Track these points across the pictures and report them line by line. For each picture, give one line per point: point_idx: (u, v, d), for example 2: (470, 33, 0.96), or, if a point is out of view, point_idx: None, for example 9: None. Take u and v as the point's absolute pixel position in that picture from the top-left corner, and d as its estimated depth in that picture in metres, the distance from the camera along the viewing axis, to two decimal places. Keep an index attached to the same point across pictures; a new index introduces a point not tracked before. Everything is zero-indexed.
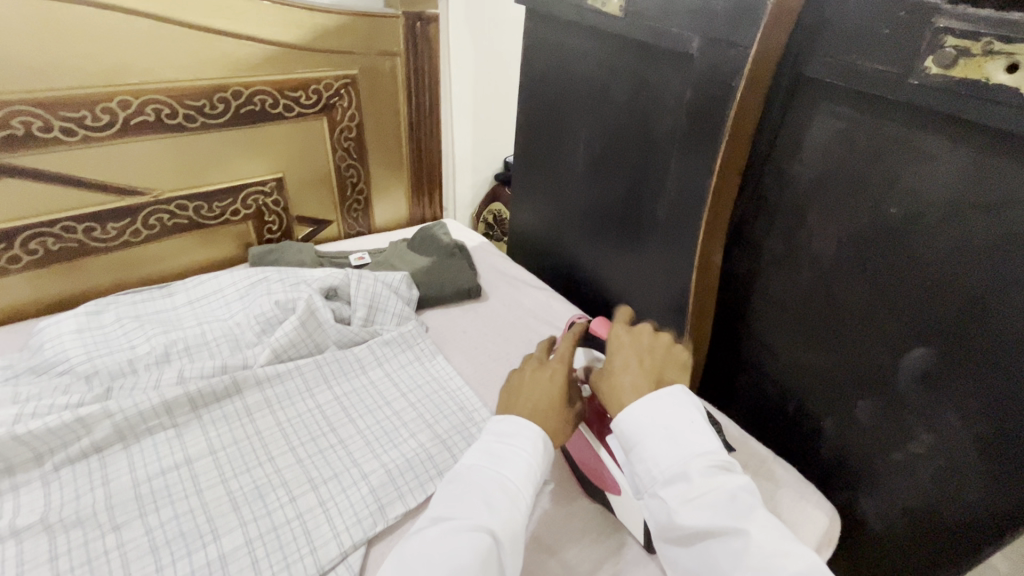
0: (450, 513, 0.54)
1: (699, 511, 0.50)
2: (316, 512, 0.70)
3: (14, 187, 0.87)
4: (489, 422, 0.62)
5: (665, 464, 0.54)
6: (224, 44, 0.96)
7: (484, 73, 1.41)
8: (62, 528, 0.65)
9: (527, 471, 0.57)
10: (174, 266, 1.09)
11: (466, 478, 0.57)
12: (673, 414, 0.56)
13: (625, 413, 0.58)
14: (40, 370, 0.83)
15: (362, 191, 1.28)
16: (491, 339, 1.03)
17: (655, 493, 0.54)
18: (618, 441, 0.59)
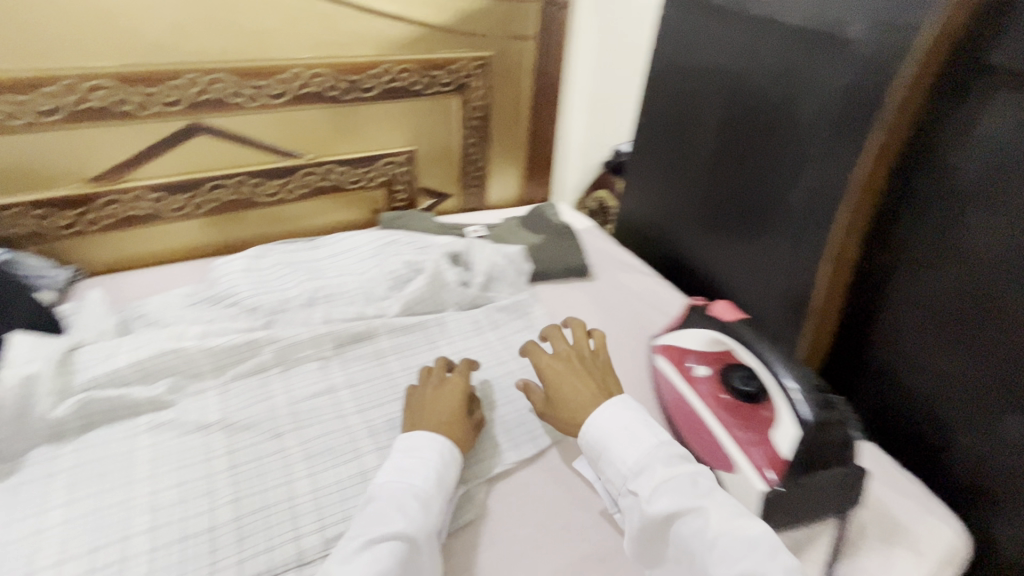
0: (383, 517, 0.58)
1: (666, 494, 0.58)
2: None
3: (206, 143, 1.01)
4: (397, 439, 0.69)
5: (630, 459, 0.62)
6: (381, 23, 1.05)
7: (607, 59, 1.42)
8: (236, 429, 0.77)
9: (432, 481, 0.64)
10: (315, 223, 1.22)
11: (391, 488, 0.62)
12: (631, 417, 0.66)
13: (591, 421, 0.67)
14: (214, 300, 0.97)
15: (481, 169, 1.35)
16: (598, 316, 1.06)
17: (626, 490, 0.61)
18: (589, 452, 0.67)
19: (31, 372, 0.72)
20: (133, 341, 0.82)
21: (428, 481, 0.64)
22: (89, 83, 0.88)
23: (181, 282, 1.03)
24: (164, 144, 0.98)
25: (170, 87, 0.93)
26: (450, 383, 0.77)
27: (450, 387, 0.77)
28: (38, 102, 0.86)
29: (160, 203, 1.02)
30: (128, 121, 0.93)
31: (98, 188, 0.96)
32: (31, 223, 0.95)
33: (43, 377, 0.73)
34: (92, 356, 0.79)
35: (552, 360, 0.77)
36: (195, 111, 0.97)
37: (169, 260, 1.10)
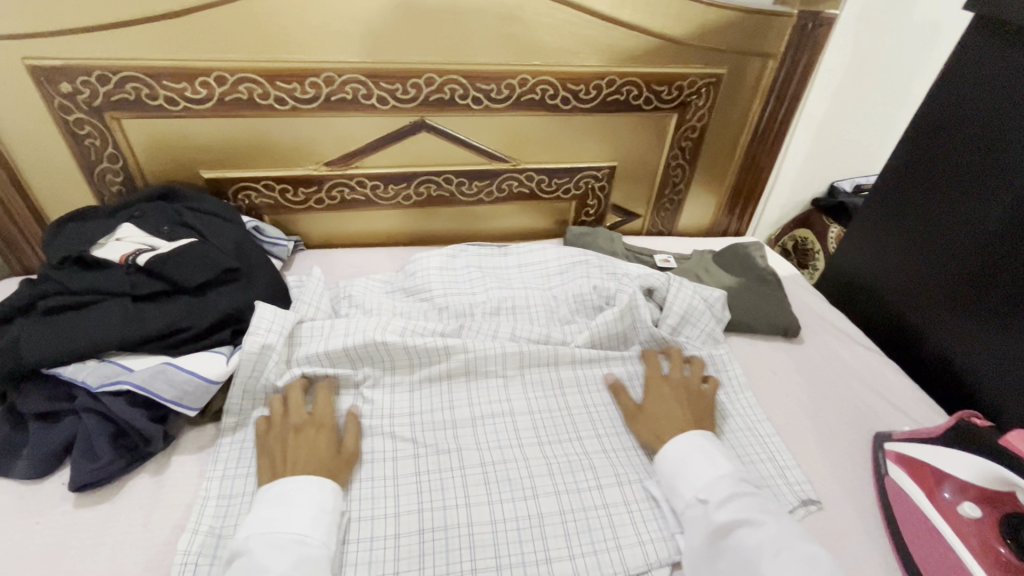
0: (263, 567, 0.57)
1: (734, 507, 0.66)
2: (621, 511, 0.71)
3: (426, 140, 1.04)
4: (263, 491, 0.66)
5: (705, 475, 0.70)
6: (619, 33, 0.98)
7: (854, 84, 1.22)
8: (423, 433, 0.79)
9: (311, 521, 0.62)
10: (502, 225, 1.22)
11: (271, 536, 0.60)
12: (707, 443, 0.74)
13: (670, 443, 0.74)
14: (410, 293, 1.01)
15: (680, 192, 1.25)
16: (807, 390, 0.91)
17: (695, 500, 0.68)
18: (661, 469, 0.73)
19: (268, 343, 0.78)
20: (345, 323, 0.85)
21: (311, 521, 0.63)
22: (343, 76, 0.93)
23: (381, 268, 1.08)
24: (391, 138, 1.02)
25: (410, 85, 0.96)
26: (308, 429, 0.72)
27: (313, 428, 0.72)
28: (300, 90, 0.93)
29: (375, 190, 1.08)
30: (367, 114, 0.98)
31: (327, 172, 1.04)
32: (272, 195, 1.05)
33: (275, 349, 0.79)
34: (310, 334, 0.84)
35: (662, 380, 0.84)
36: (424, 109, 1.00)
37: (371, 242, 1.18)
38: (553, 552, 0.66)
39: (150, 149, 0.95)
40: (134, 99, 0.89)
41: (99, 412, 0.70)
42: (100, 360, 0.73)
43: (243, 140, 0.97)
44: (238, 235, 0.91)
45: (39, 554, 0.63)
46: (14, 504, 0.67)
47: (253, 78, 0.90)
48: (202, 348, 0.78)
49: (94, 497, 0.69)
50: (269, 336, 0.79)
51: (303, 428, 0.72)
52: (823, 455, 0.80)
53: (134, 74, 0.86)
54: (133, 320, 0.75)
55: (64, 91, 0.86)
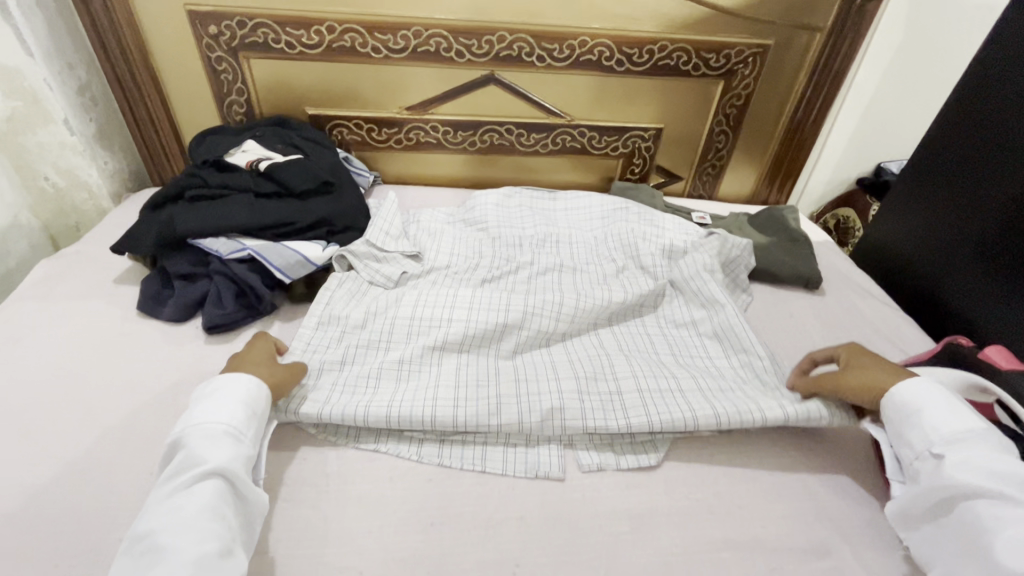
0: (200, 459, 0.61)
1: (978, 472, 0.61)
2: (633, 396, 0.80)
3: (493, 93, 1.19)
4: (198, 395, 0.69)
5: (952, 431, 0.65)
6: (673, 3, 1.09)
7: (905, 61, 1.26)
8: None
9: (241, 416, 0.67)
10: (552, 177, 1.35)
11: (202, 430, 0.64)
12: (956, 400, 0.69)
13: (897, 390, 0.71)
14: (469, 222, 1.17)
15: (722, 158, 1.34)
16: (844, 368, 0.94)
17: (928, 455, 0.66)
18: (892, 413, 0.71)
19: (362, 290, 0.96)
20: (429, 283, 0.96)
21: (244, 419, 0.67)
22: (429, 31, 1.09)
23: (446, 203, 1.25)
24: (464, 89, 1.18)
25: (484, 41, 1.11)
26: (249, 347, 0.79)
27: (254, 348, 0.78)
28: (393, 41, 1.10)
29: (445, 136, 1.25)
30: (447, 66, 1.14)
31: (408, 116, 1.21)
32: (360, 133, 1.23)
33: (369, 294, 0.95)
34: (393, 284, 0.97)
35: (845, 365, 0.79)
36: (494, 64, 1.15)
37: (437, 183, 1.35)
38: (567, 405, 0.76)
39: (268, 85, 1.15)
40: (262, 42, 1.09)
41: (226, 274, 0.89)
42: (228, 237, 0.93)
43: (342, 83, 1.16)
44: (335, 159, 1.10)
45: (182, 373, 0.83)
46: (163, 339, 0.88)
47: (356, 29, 1.08)
48: (295, 240, 0.96)
49: (219, 338, 0.88)
50: (320, 318, 0.88)
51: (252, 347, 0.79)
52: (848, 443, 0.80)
53: (265, 21, 1.06)
54: (254, 210, 0.94)
55: (211, 33, 1.07)
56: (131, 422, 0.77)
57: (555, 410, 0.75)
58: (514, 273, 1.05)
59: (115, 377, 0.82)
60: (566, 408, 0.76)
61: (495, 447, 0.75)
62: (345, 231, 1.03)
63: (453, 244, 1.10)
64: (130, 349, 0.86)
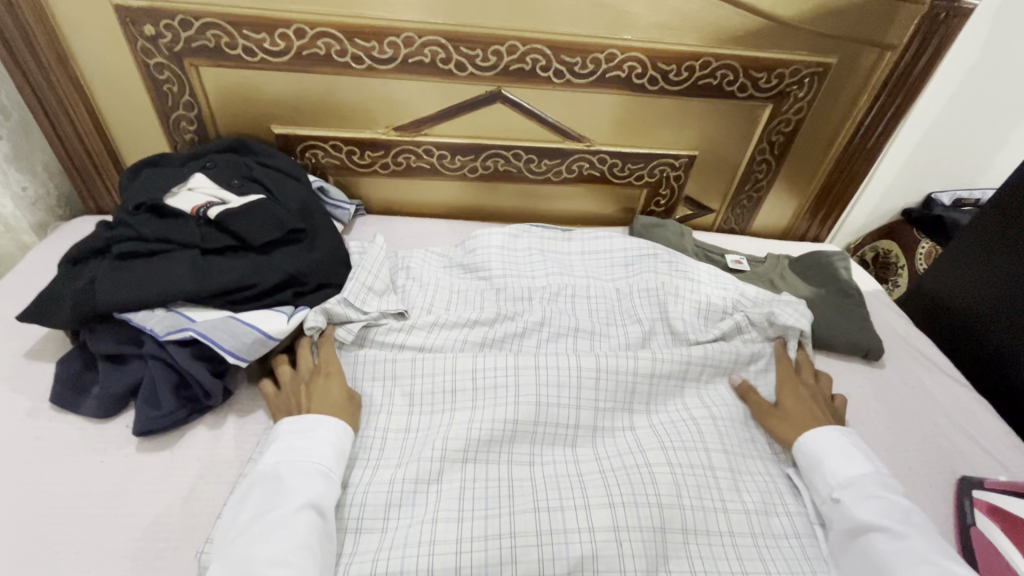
0: (295, 493, 0.59)
1: (871, 508, 0.66)
2: (676, 538, 0.66)
3: (500, 113, 0.99)
4: (285, 423, 0.67)
5: (846, 472, 0.70)
6: (723, 10, 0.89)
7: (978, 85, 1.08)
8: None
9: (333, 454, 0.64)
10: (565, 207, 1.16)
11: (298, 464, 0.62)
12: (847, 440, 0.74)
13: (811, 435, 0.75)
14: (467, 269, 0.99)
15: (760, 190, 1.16)
16: (924, 462, 0.79)
17: (830, 497, 0.70)
18: (802, 457, 0.75)
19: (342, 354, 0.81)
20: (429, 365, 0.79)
21: (334, 457, 0.64)
22: (423, 37, 0.88)
23: (441, 241, 1.06)
24: (464, 107, 0.98)
25: (491, 51, 0.91)
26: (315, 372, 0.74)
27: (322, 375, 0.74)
28: (379, 49, 0.89)
29: (440, 160, 1.05)
30: (445, 80, 0.94)
31: (395, 137, 1.00)
32: (338, 156, 1.03)
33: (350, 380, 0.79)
34: (377, 367, 0.79)
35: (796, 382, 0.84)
36: (502, 79, 0.94)
37: (430, 212, 1.15)
38: (602, 547, 0.62)
39: (223, 99, 0.94)
40: (213, 47, 0.87)
41: (163, 359, 0.71)
42: (167, 309, 0.73)
43: (316, 98, 0.95)
44: (305, 196, 0.90)
45: (103, 495, 0.64)
46: (81, 441, 0.69)
47: (333, 33, 0.87)
48: (250, 309, 0.76)
49: (156, 443, 0.70)
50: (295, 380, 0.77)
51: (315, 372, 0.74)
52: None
53: (216, 21, 0.84)
54: (200, 272, 0.75)
55: (147, 34, 0.85)
56: (30, 573, 0.57)
57: (586, 561, 0.61)
58: (522, 338, 0.87)
59: (13, 500, 0.63)
60: (600, 556, 0.62)
61: None
62: (320, 289, 0.84)
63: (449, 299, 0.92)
64: (37, 457, 0.67)
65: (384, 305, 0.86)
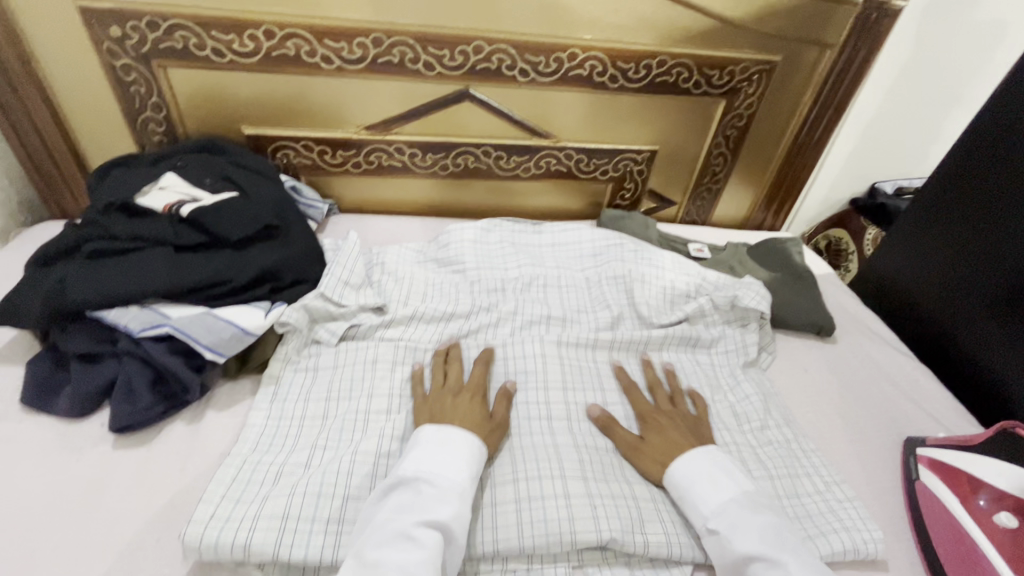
0: (426, 509, 0.59)
1: (748, 535, 0.62)
2: (648, 505, 0.70)
3: (469, 111, 1.03)
4: (429, 431, 0.68)
5: (717, 498, 0.66)
6: (676, 12, 0.95)
7: (910, 81, 1.17)
8: None
9: (467, 474, 0.64)
10: (536, 203, 1.20)
11: (433, 479, 0.62)
12: (712, 461, 0.70)
13: (679, 460, 0.70)
14: (442, 262, 1.01)
15: (718, 182, 1.23)
16: (873, 426, 0.85)
17: (706, 529, 0.65)
18: (675, 486, 0.70)
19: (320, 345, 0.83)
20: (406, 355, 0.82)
21: (466, 475, 0.64)
22: (392, 37, 0.91)
23: (415, 237, 1.08)
24: (433, 106, 1.01)
25: (458, 51, 0.94)
26: (464, 391, 0.76)
27: (463, 397, 0.75)
28: (348, 50, 0.92)
29: (412, 158, 1.07)
30: (414, 79, 0.97)
31: (367, 136, 1.03)
32: (310, 156, 1.04)
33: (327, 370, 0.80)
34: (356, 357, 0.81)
35: (655, 411, 0.79)
36: (470, 78, 0.98)
37: (403, 211, 1.17)
38: (577, 512, 0.66)
39: (193, 100, 0.94)
40: (182, 48, 0.88)
41: (139, 356, 0.71)
42: (141, 307, 0.73)
43: (287, 98, 0.96)
44: (278, 195, 0.91)
45: (78, 490, 0.64)
46: (54, 439, 0.69)
47: (302, 34, 0.89)
48: (226, 305, 0.77)
49: (134, 441, 0.69)
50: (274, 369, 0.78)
51: (459, 394, 0.75)
52: (879, 521, 0.72)
53: (184, 22, 0.85)
54: (174, 269, 0.75)
55: (114, 35, 0.86)
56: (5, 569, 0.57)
57: (563, 529, 0.64)
58: (496, 326, 0.91)
59: None
60: (576, 523, 0.65)
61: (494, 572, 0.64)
62: (296, 284, 0.85)
63: (424, 291, 0.94)
64: (8, 457, 0.66)
65: (362, 299, 0.88)
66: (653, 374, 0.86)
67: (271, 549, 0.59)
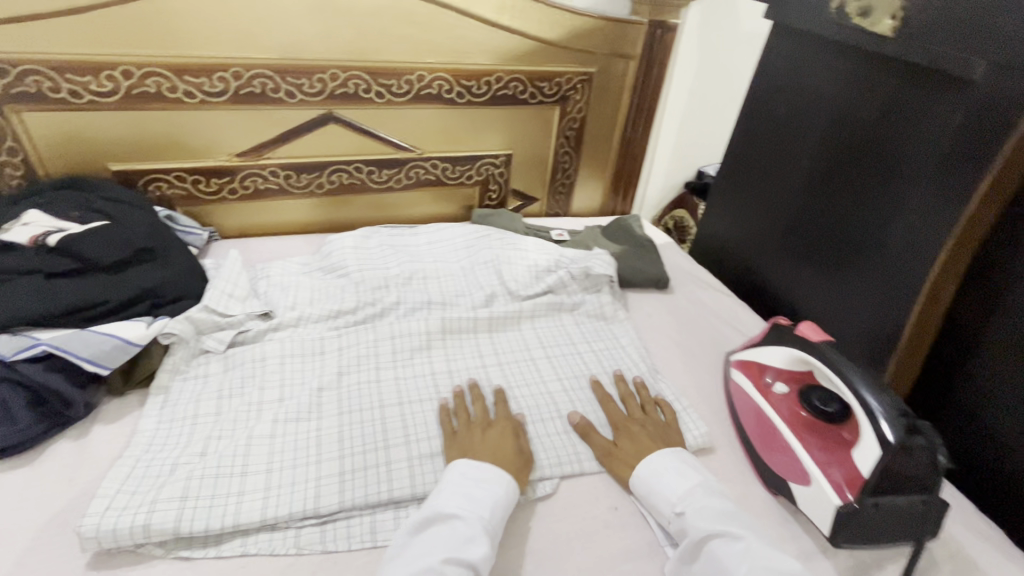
0: (457, 546, 0.59)
1: (707, 516, 0.65)
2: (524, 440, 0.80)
3: (334, 132, 1.14)
4: (464, 466, 0.69)
5: (679, 487, 0.69)
6: (501, 36, 1.15)
7: (702, 82, 1.45)
8: (352, 372, 0.88)
9: (495, 518, 0.64)
10: (413, 212, 1.32)
11: (459, 514, 0.62)
12: (674, 460, 0.73)
13: (650, 458, 0.74)
14: (327, 269, 1.09)
15: (569, 178, 1.42)
16: (702, 349, 1.04)
17: (671, 513, 0.68)
18: (638, 483, 0.72)
19: (210, 352, 0.88)
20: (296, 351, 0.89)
21: (494, 516, 0.64)
22: (250, 70, 1.01)
23: (298, 251, 1.15)
24: (300, 129, 1.11)
25: (315, 80, 1.06)
26: (499, 425, 0.77)
27: (498, 430, 0.77)
28: (209, 84, 1.00)
29: (287, 180, 1.16)
30: (278, 106, 1.07)
31: (239, 163, 1.10)
32: (183, 186, 1.09)
33: (219, 373, 0.85)
34: (245, 357, 0.87)
35: (627, 420, 0.82)
36: (331, 103, 1.09)
37: (286, 232, 1.24)
38: None
39: (53, 142, 0.97)
40: (37, 92, 0.92)
41: (12, 380, 0.72)
42: (11, 334, 0.75)
43: (154, 133, 1.02)
44: (152, 221, 0.95)
45: None
46: None
47: (161, 72, 0.97)
48: (104, 323, 0.80)
49: (14, 462, 0.70)
50: (165, 379, 0.82)
51: (491, 427, 0.77)
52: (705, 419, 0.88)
53: (37, 67, 0.90)
54: (47, 294, 0.78)
55: None
56: None
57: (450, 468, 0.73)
58: (381, 316, 1.00)
59: None
60: None
61: (386, 514, 0.69)
62: (177, 301, 0.90)
63: (310, 295, 1.01)
64: None
65: (248, 308, 0.94)
66: (626, 387, 0.88)
67: (172, 525, 0.62)
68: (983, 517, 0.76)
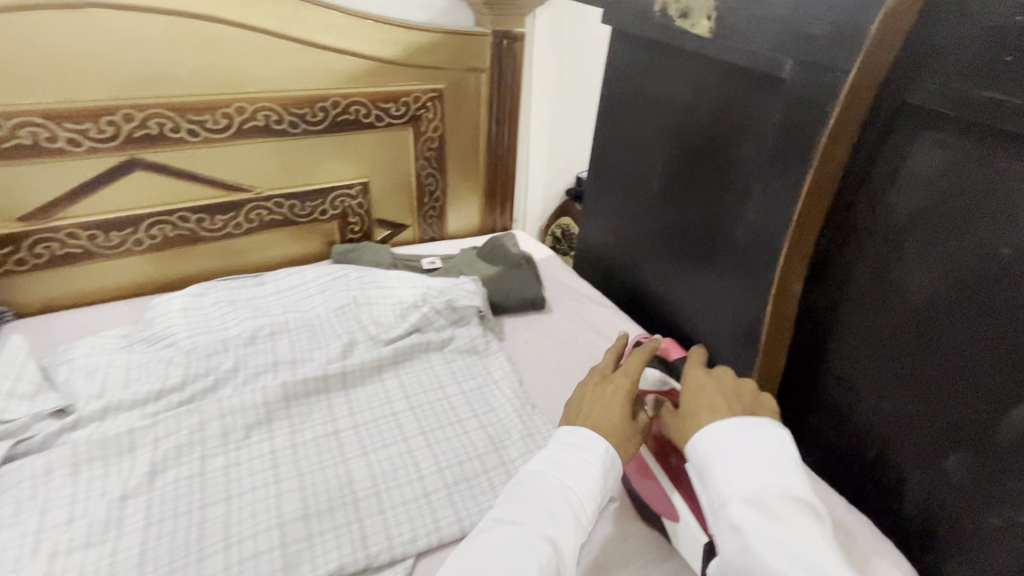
0: (535, 515, 0.53)
1: (774, 548, 0.45)
2: (375, 519, 0.70)
3: (144, 180, 0.98)
4: (558, 431, 0.62)
5: (750, 486, 0.49)
6: (329, 58, 1.05)
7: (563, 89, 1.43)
8: (169, 466, 0.74)
9: (592, 484, 0.56)
10: (266, 257, 1.18)
11: (546, 478, 0.56)
12: (762, 441, 0.52)
13: (716, 433, 0.54)
14: (148, 340, 0.93)
15: (439, 199, 1.34)
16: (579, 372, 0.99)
17: (724, 516, 0.49)
18: (699, 457, 0.54)
19: None
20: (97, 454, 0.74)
21: (591, 484, 0.56)
22: (14, 119, 0.85)
23: (117, 322, 0.98)
24: (98, 181, 0.95)
25: (105, 123, 0.91)
26: (610, 384, 0.65)
27: (612, 388, 0.64)
28: None
29: (94, 241, 0.99)
30: (61, 158, 0.90)
31: (24, 228, 0.93)
32: None
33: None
34: (24, 471, 0.71)
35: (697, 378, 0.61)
36: (133, 147, 0.95)
37: (105, 300, 1.06)
38: (294, 557, 0.64)
39: None
40: None
41: None
42: None
43: None
44: None
45: None
46: None
47: None
48: None
49: None
50: None
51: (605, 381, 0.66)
52: None
53: None
54: None
55: None
56: None
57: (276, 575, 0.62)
58: (213, 389, 0.87)
59: None
60: (290, 564, 0.64)
61: None
62: None
63: (123, 376, 0.86)
64: None
65: (36, 407, 0.78)
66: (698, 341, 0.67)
67: None
68: (857, 512, 0.73)
